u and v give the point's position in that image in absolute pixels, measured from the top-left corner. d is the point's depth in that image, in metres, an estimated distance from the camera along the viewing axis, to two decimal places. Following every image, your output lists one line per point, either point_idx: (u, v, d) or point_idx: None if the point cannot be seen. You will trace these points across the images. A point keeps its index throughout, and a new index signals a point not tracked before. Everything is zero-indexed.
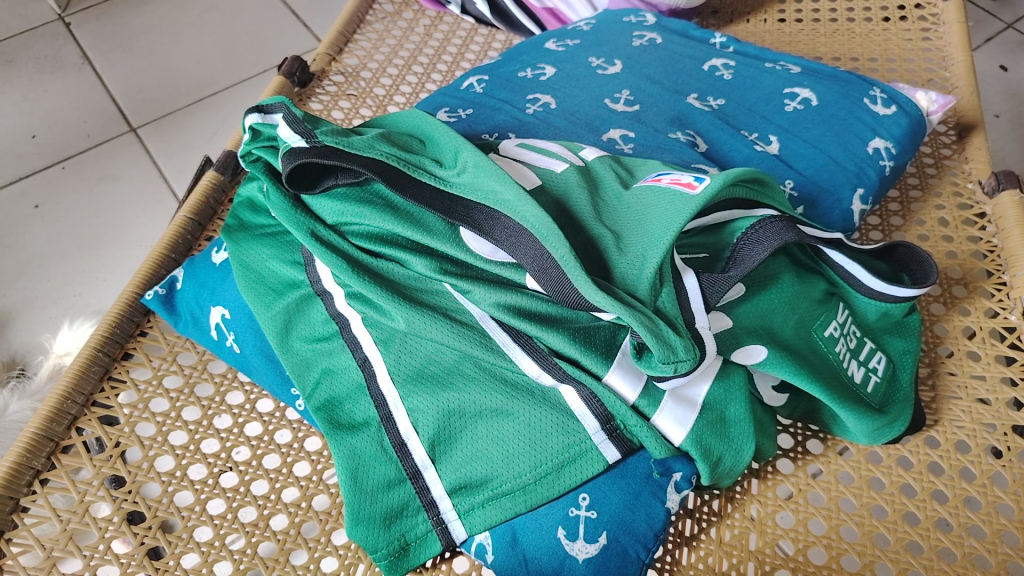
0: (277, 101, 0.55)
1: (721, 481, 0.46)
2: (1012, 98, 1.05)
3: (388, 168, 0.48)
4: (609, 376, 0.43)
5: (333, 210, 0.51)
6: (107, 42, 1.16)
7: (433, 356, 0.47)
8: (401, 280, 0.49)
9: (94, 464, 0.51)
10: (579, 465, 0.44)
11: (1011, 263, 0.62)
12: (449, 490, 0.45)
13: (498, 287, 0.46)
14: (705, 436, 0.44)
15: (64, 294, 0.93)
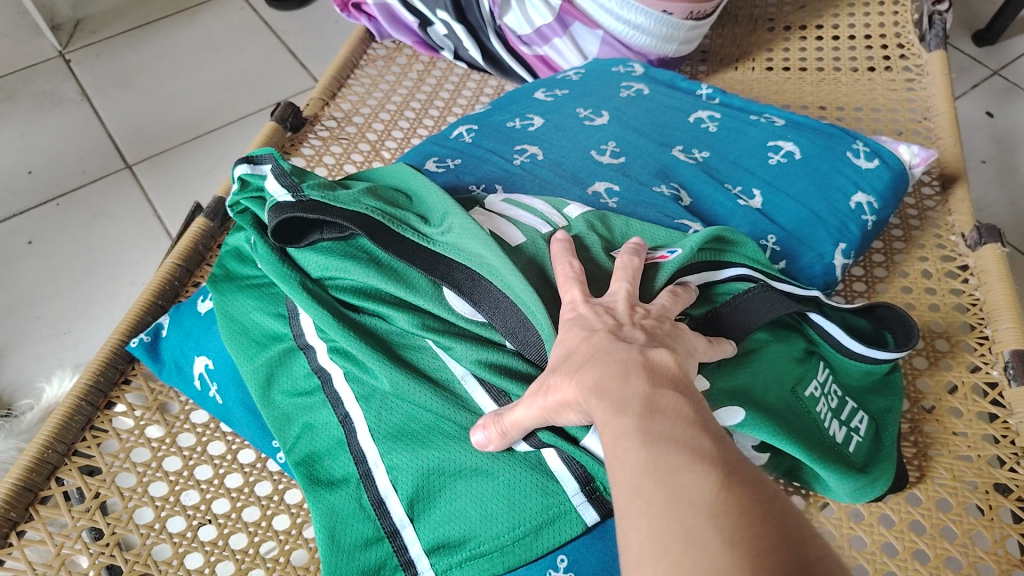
0: (268, 153, 0.56)
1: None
2: (998, 143, 1.06)
3: (375, 224, 0.49)
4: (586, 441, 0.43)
5: (319, 265, 0.51)
6: (107, 79, 1.17)
7: (414, 414, 0.47)
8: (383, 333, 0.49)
9: (73, 516, 0.51)
10: (557, 527, 0.43)
11: (992, 317, 0.62)
12: (427, 549, 0.44)
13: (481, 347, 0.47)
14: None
15: (54, 331, 0.93)
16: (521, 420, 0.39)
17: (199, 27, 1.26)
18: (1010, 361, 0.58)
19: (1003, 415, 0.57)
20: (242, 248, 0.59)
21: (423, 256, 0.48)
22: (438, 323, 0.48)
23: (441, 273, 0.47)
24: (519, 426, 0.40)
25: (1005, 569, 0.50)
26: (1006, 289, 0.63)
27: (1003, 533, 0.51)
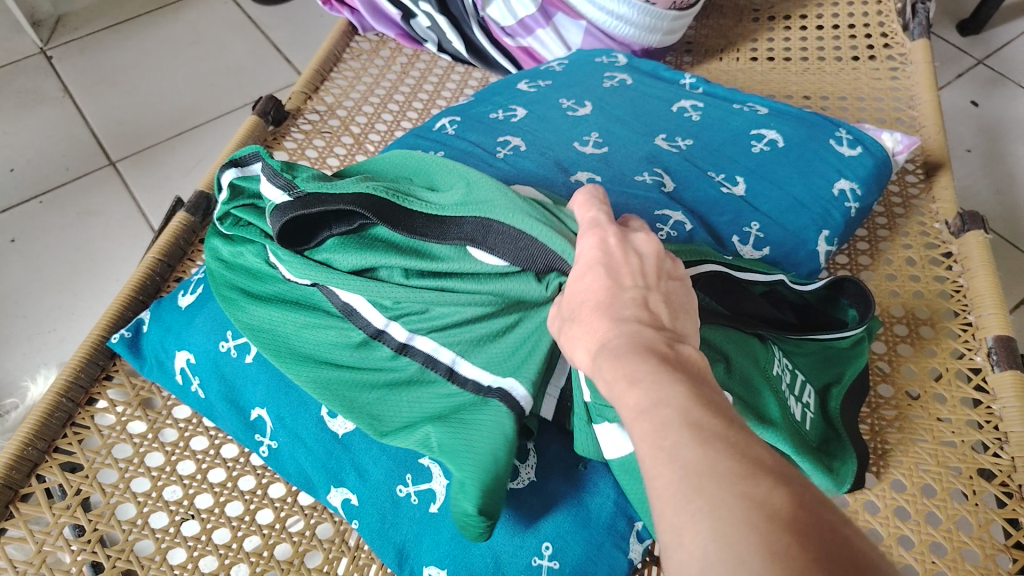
0: (253, 149, 0.55)
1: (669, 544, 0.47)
2: (983, 132, 1.07)
3: (376, 201, 0.47)
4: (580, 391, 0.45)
5: (336, 246, 0.50)
6: (89, 76, 1.16)
7: (484, 359, 0.46)
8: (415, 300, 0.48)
9: (54, 513, 0.51)
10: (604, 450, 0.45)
11: (976, 304, 0.62)
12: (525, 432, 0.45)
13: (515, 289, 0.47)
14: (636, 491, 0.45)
15: (39, 329, 0.93)
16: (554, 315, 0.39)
17: (183, 22, 1.25)
18: (994, 348, 0.59)
19: (986, 401, 0.57)
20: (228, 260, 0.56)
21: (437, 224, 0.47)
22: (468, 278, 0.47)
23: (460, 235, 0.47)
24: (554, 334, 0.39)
25: (989, 555, 0.50)
26: (990, 278, 0.63)
27: (988, 518, 0.52)
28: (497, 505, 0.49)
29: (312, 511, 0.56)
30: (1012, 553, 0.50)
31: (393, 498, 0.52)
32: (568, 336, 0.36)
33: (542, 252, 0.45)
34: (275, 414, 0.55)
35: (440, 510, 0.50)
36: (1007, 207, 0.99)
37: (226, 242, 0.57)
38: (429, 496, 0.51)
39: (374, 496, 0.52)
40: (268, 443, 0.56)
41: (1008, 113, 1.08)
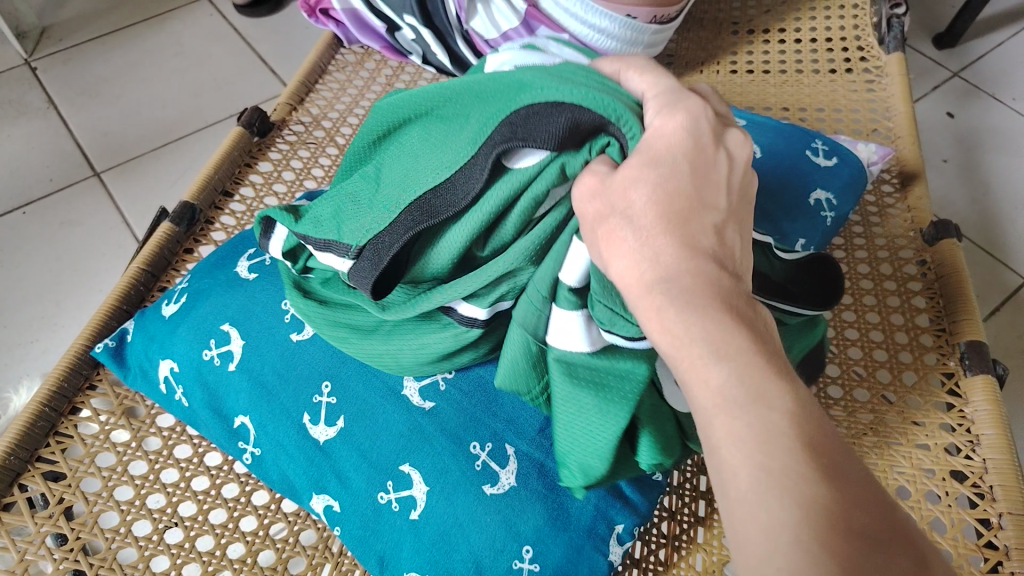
0: (261, 219, 0.53)
1: (572, 480, 0.47)
2: (959, 143, 1.07)
3: (415, 205, 0.42)
4: (564, 278, 0.40)
5: (416, 262, 0.45)
6: (73, 87, 1.16)
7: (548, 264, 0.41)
8: (506, 260, 0.42)
9: (36, 521, 0.51)
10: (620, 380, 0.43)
11: (948, 310, 0.63)
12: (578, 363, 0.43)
13: (558, 171, 0.39)
14: (572, 420, 0.44)
15: (21, 340, 0.92)
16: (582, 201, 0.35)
17: (168, 34, 1.25)
18: (966, 352, 0.60)
19: (959, 405, 0.58)
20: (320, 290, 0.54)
21: (463, 176, 0.41)
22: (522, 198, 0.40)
23: (483, 169, 0.40)
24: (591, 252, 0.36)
25: (961, 555, 0.51)
26: (961, 283, 0.64)
27: (960, 519, 0.53)
28: (479, 510, 0.51)
29: (295, 518, 0.56)
30: (984, 554, 0.51)
31: (374, 503, 0.53)
32: (611, 226, 0.34)
33: (580, 115, 0.37)
34: (258, 421, 0.56)
35: (421, 516, 0.52)
36: (983, 216, 1.00)
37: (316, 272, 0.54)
38: (409, 502, 0.52)
39: (355, 502, 0.53)
40: (252, 450, 0.57)
41: (984, 124, 1.09)
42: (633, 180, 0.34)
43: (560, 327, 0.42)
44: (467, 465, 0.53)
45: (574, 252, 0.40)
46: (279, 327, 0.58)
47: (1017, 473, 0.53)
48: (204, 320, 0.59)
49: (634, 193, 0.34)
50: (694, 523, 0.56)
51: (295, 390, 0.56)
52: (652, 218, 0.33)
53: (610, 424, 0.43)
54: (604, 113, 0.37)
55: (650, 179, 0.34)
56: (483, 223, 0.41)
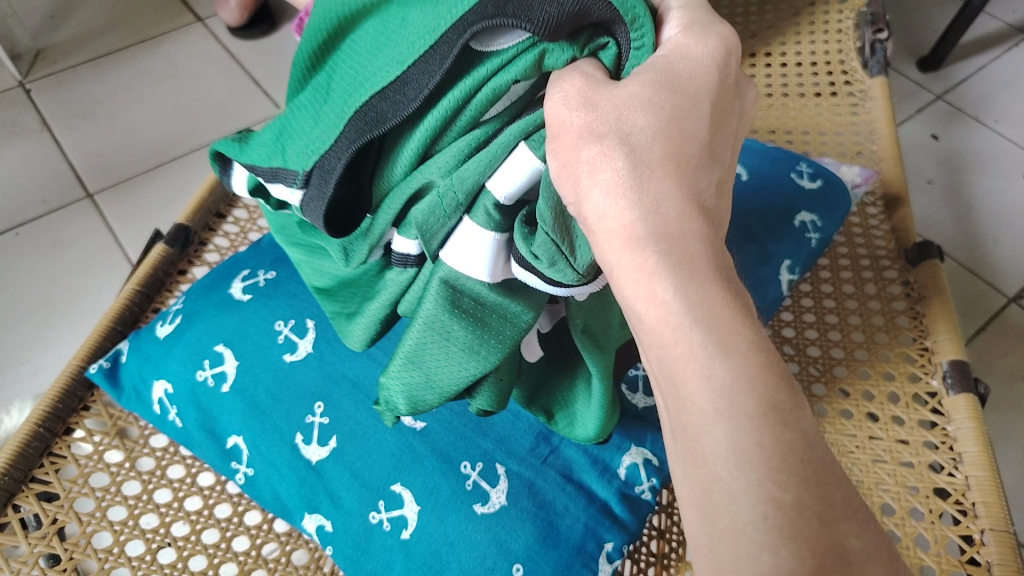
0: (214, 152, 0.42)
1: (391, 404, 0.40)
2: (944, 164, 1.07)
3: (360, 112, 0.33)
4: (496, 188, 0.34)
5: (372, 184, 0.36)
6: (67, 109, 1.17)
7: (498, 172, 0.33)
8: (471, 166, 0.33)
9: (30, 542, 0.52)
10: (497, 320, 0.38)
11: (931, 330, 0.64)
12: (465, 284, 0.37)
13: (536, 57, 0.32)
14: (428, 346, 0.38)
15: (13, 361, 0.93)
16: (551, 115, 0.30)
17: (162, 56, 1.26)
18: (949, 371, 0.61)
19: (942, 423, 0.59)
20: (301, 237, 0.45)
21: (415, 71, 0.32)
22: (487, 95, 0.32)
23: (439, 63, 0.31)
24: (553, 159, 0.30)
25: (945, 570, 0.52)
26: (942, 303, 0.65)
27: (943, 535, 0.54)
28: (469, 529, 0.52)
29: (288, 538, 0.57)
30: (967, 570, 0.52)
31: (366, 523, 0.53)
32: (603, 151, 0.29)
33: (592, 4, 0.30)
34: (251, 441, 0.57)
35: (412, 536, 0.52)
36: (969, 237, 1.00)
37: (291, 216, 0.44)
38: (400, 522, 0.53)
39: (347, 521, 0.54)
40: (244, 470, 0.57)
41: (967, 146, 1.08)
42: (631, 104, 0.30)
43: (466, 243, 0.35)
44: (458, 484, 0.54)
45: (519, 157, 0.33)
46: (273, 347, 0.60)
47: (999, 490, 0.55)
48: (199, 340, 0.60)
49: (635, 116, 0.30)
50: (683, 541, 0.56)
51: (288, 410, 0.58)
52: (657, 159, 0.29)
53: (471, 363, 0.38)
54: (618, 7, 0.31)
55: (651, 101, 0.30)
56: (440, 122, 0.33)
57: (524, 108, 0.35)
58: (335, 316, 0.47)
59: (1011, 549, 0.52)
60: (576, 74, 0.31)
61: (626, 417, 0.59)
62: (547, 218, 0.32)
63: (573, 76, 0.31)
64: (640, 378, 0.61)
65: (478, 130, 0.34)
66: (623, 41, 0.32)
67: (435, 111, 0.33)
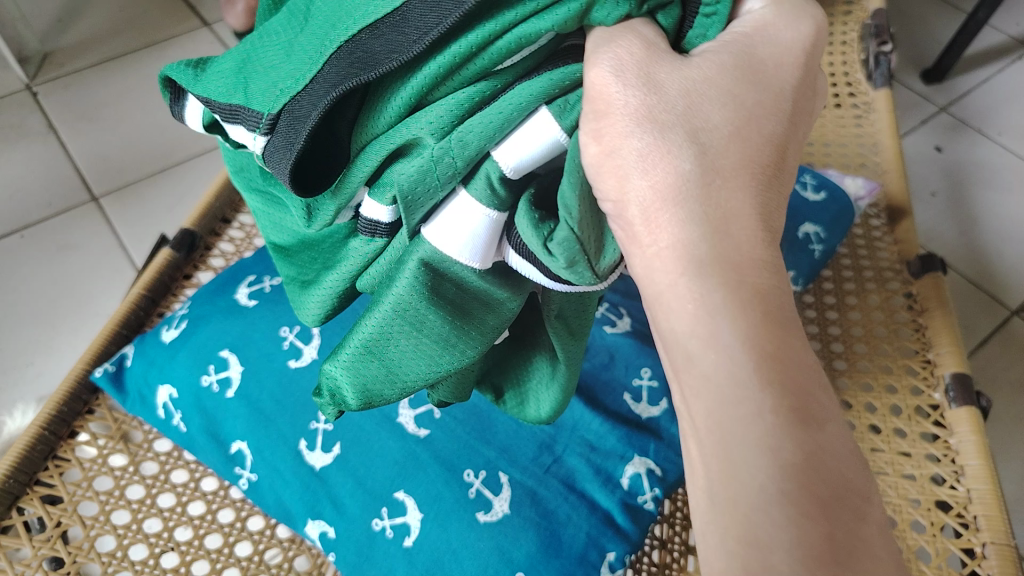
0: (164, 77, 0.35)
1: (336, 396, 0.35)
2: (948, 177, 1.07)
3: (346, 51, 0.29)
4: (503, 160, 0.29)
5: (350, 135, 0.30)
6: (74, 111, 1.11)
7: (521, 145, 0.29)
8: (477, 123, 0.28)
9: (34, 545, 0.53)
10: (478, 307, 0.34)
11: (934, 342, 0.64)
12: (444, 263, 0.32)
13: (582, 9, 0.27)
14: (394, 335, 0.33)
15: (16, 363, 0.91)
16: (595, 90, 0.28)
17: None
18: (950, 384, 0.61)
19: (943, 436, 0.60)
20: (263, 185, 0.38)
21: (425, 11, 0.27)
22: (507, 45, 0.27)
23: (459, 3, 0.27)
24: (589, 140, 0.28)
25: None
26: (944, 315, 0.65)
27: (944, 547, 0.54)
28: (472, 537, 0.52)
29: (290, 544, 0.57)
30: None
31: (368, 530, 0.54)
32: (663, 148, 0.27)
33: None
34: (256, 447, 0.57)
35: (414, 544, 0.53)
36: (973, 249, 1.00)
37: (256, 163, 0.38)
38: (403, 530, 0.53)
39: (351, 527, 0.54)
40: (247, 475, 0.57)
41: (971, 158, 1.08)
42: (705, 93, 0.28)
43: (456, 223, 0.30)
44: (461, 493, 0.54)
45: (538, 128, 0.29)
46: (277, 353, 0.61)
47: (1000, 503, 0.55)
48: (204, 345, 0.61)
49: (707, 110, 0.28)
50: (684, 552, 0.56)
51: (293, 416, 0.58)
52: (730, 166, 0.28)
53: (444, 357, 0.34)
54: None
55: (731, 95, 0.28)
56: (444, 69, 0.28)
57: (544, 61, 0.30)
58: (286, 281, 0.41)
59: (1012, 562, 0.52)
60: (634, 37, 0.28)
61: (629, 426, 0.59)
62: (571, 209, 0.29)
63: (627, 33, 0.28)
64: (645, 389, 0.61)
65: (485, 85, 0.29)
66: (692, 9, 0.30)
67: (440, 56, 0.28)
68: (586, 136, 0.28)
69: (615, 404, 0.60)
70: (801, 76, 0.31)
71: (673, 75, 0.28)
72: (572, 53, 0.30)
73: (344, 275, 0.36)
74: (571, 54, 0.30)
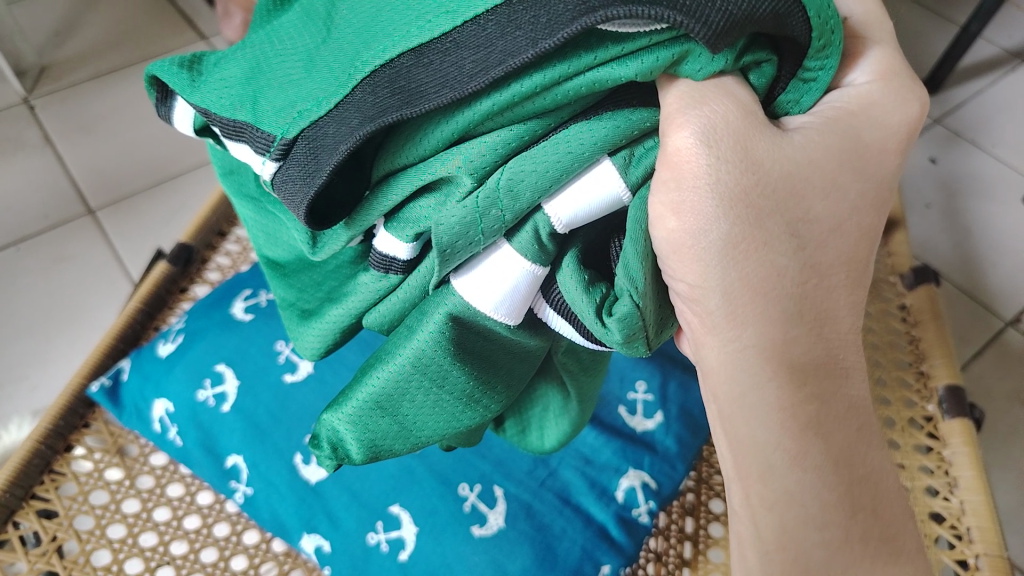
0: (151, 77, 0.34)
1: (341, 449, 0.34)
2: (943, 188, 1.07)
3: (386, 78, 0.26)
4: (556, 214, 0.27)
5: (373, 161, 0.29)
6: (72, 124, 1.11)
7: (577, 199, 0.27)
8: (529, 169, 0.26)
9: (30, 559, 0.53)
10: (501, 361, 0.33)
11: (927, 355, 0.64)
12: (465, 319, 0.31)
13: (675, 57, 0.24)
14: (411, 392, 0.32)
15: (13, 375, 0.91)
16: (682, 159, 0.26)
17: None
18: (944, 396, 0.61)
19: (937, 447, 0.60)
20: (258, 196, 0.38)
21: (486, 42, 0.24)
22: (578, 88, 0.24)
23: (534, 40, 0.23)
24: (668, 212, 0.26)
25: None
26: (938, 327, 0.65)
27: (939, 559, 0.54)
28: (466, 551, 0.53)
29: (286, 558, 0.57)
30: None
31: (364, 544, 0.55)
32: (758, 240, 0.27)
33: (799, 30, 0.23)
34: (251, 461, 0.58)
35: (410, 557, 0.54)
36: (967, 261, 1.01)
37: (252, 171, 0.38)
38: (399, 544, 0.54)
39: (346, 541, 0.55)
40: (243, 489, 0.57)
41: (964, 171, 1.08)
42: (807, 177, 0.27)
43: (494, 277, 0.29)
44: (456, 506, 0.56)
45: (596, 184, 0.27)
46: (272, 368, 0.62)
47: (993, 513, 0.55)
48: (199, 359, 0.61)
49: (810, 202, 0.27)
50: (680, 565, 0.55)
51: (288, 430, 0.59)
52: (833, 265, 0.28)
53: (462, 414, 0.33)
54: (818, 30, 0.24)
55: (829, 178, 0.27)
56: (495, 109, 0.25)
57: (606, 98, 0.26)
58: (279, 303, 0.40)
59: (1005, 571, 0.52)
60: (730, 101, 0.25)
61: (624, 439, 0.59)
62: (634, 277, 0.28)
63: (727, 99, 0.25)
64: (640, 402, 0.62)
65: (536, 124, 0.26)
66: (784, 81, 0.26)
67: (499, 92, 0.25)
68: (660, 216, 0.27)
69: (610, 416, 0.61)
70: (900, 163, 0.29)
71: (774, 152, 0.26)
72: (641, 90, 0.27)
73: (350, 310, 0.35)
74: (635, 91, 0.27)
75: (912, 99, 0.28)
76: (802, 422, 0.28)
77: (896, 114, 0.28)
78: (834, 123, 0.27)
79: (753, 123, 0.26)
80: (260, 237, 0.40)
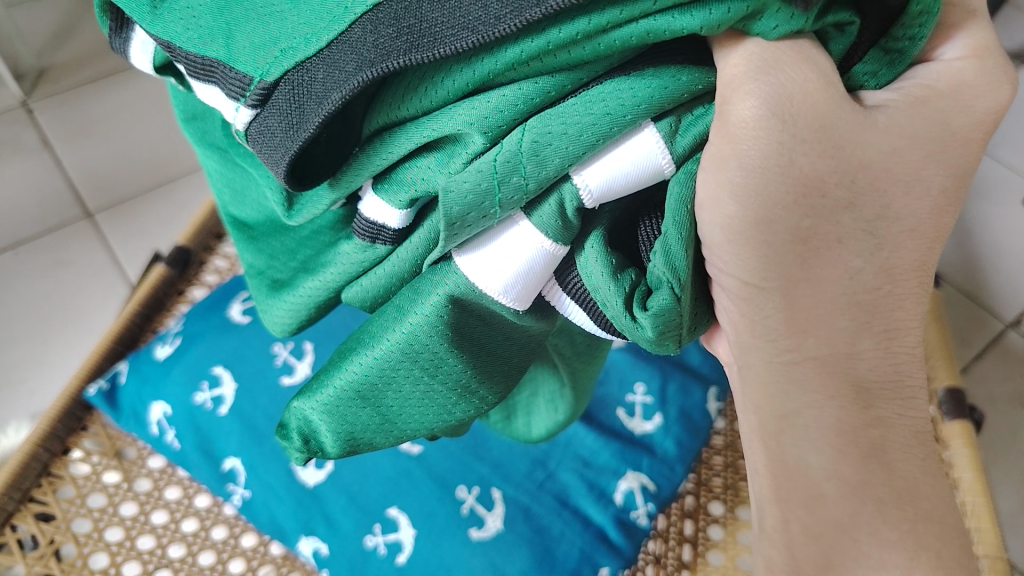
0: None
1: (313, 440, 0.32)
2: None
3: (400, 15, 0.23)
4: (586, 183, 0.25)
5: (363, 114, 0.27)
6: (65, 126, 1.08)
7: (609, 166, 0.25)
8: (557, 130, 0.24)
9: (27, 562, 0.54)
10: (497, 350, 0.32)
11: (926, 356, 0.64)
12: (461, 303, 0.29)
13: (750, 11, 0.22)
14: (400, 379, 0.30)
15: (9, 379, 0.91)
16: (745, 131, 0.24)
17: None
18: (945, 398, 0.60)
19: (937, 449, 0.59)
20: (225, 146, 0.37)
21: None
22: (626, 37, 0.22)
23: None
24: (725, 194, 0.25)
25: None
26: (937, 327, 0.65)
27: None
28: (465, 553, 0.54)
29: (284, 561, 0.56)
30: None
31: (361, 547, 0.55)
32: (833, 236, 0.26)
33: None
34: (250, 464, 0.58)
35: (408, 561, 0.54)
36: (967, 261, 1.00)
37: (218, 117, 0.37)
38: (397, 547, 0.55)
39: (343, 543, 0.55)
40: (241, 492, 0.58)
41: None
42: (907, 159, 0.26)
43: (507, 255, 0.27)
44: (454, 509, 0.56)
45: (633, 151, 0.25)
46: (271, 371, 0.62)
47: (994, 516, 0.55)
48: (197, 361, 0.61)
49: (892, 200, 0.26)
50: (680, 567, 0.54)
51: None
52: (903, 269, 0.27)
53: (455, 406, 0.32)
54: None
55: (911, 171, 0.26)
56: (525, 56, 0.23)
57: (642, 54, 0.24)
58: (250, 271, 0.39)
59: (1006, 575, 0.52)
60: (808, 68, 0.24)
61: (622, 441, 0.59)
62: (674, 265, 0.26)
63: (806, 66, 0.24)
64: (639, 404, 0.61)
65: (565, 77, 0.24)
66: (864, 42, 0.25)
67: (532, 38, 0.22)
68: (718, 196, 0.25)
69: (610, 419, 0.61)
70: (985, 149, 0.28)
71: (854, 133, 0.24)
72: (678, 46, 0.25)
73: (328, 283, 0.33)
74: (677, 47, 0.25)
75: (1003, 83, 0.26)
76: (863, 449, 0.28)
77: (983, 99, 0.26)
78: (920, 104, 0.25)
79: (831, 98, 0.24)
80: (230, 196, 0.39)
